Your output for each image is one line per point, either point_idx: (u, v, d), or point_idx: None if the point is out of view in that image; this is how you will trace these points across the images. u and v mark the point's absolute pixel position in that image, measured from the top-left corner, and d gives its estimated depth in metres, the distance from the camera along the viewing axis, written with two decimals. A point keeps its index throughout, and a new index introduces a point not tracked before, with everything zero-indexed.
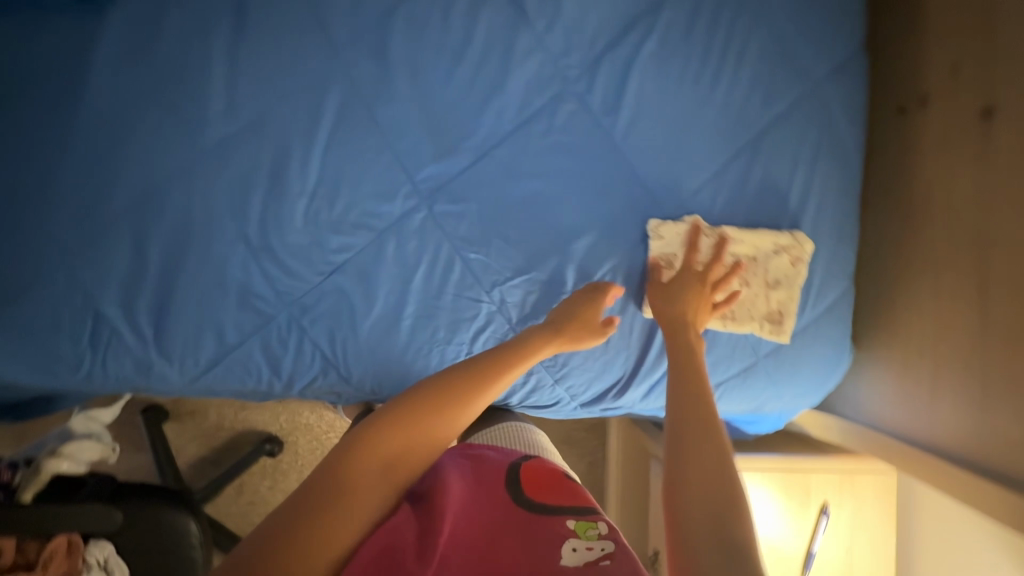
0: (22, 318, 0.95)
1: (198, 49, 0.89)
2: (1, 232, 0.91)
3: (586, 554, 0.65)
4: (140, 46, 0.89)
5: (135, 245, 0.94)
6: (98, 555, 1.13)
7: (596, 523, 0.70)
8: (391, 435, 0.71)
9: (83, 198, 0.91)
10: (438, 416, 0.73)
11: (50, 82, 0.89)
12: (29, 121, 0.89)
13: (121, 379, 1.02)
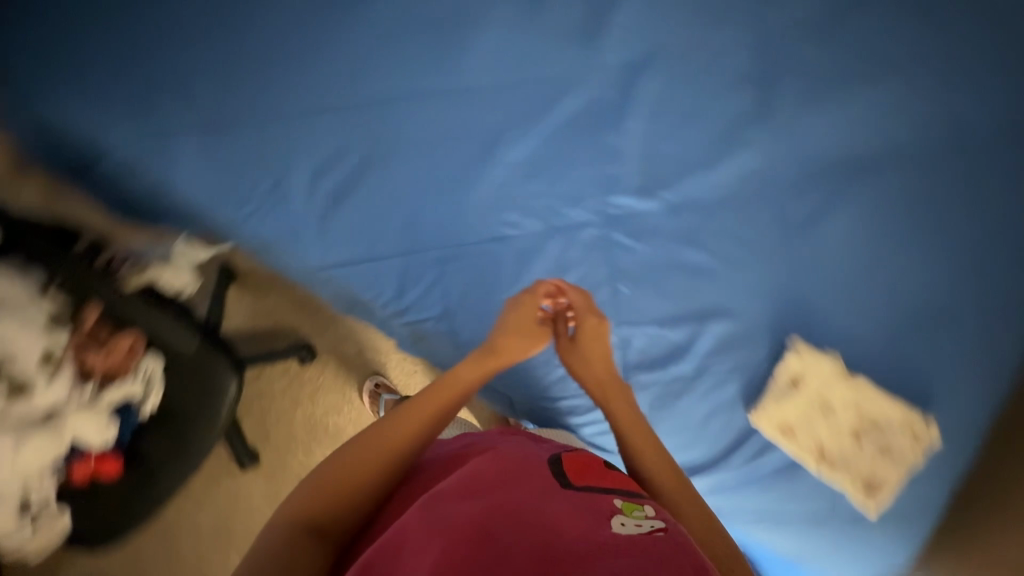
0: (234, 148, 1.08)
1: (490, 16, 1.03)
2: (265, 77, 1.07)
3: (635, 526, 0.63)
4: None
5: (352, 135, 1.05)
6: (149, 366, 1.18)
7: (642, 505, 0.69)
8: (341, 464, 0.72)
9: (338, 81, 1.05)
10: (391, 430, 0.76)
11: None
12: (338, 12, 1.07)
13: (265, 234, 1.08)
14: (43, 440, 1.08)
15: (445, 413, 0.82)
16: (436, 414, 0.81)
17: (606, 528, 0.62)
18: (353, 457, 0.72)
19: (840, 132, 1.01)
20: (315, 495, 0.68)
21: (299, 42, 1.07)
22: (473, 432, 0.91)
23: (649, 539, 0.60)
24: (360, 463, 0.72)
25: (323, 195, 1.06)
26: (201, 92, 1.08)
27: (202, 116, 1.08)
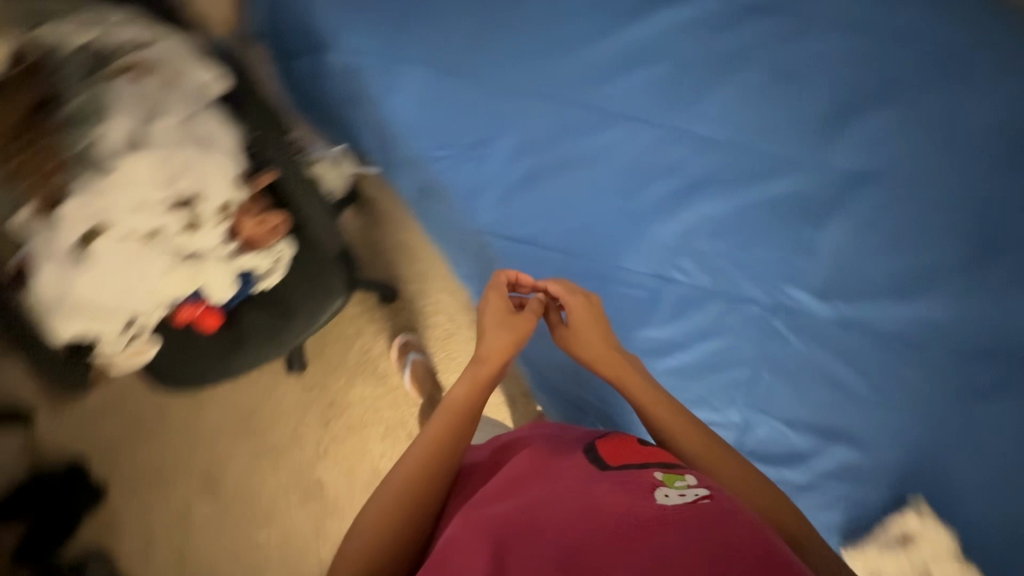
0: (450, 92, 1.14)
1: (734, 77, 1.07)
2: (509, 48, 1.12)
3: (677, 498, 0.73)
4: (704, 43, 1.08)
5: (565, 130, 1.09)
6: (280, 250, 1.21)
7: (684, 477, 0.78)
8: (371, 514, 0.81)
9: (573, 77, 1.10)
10: (405, 468, 0.85)
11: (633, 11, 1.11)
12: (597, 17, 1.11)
13: (449, 184, 1.15)
14: (186, 277, 1.08)
15: (457, 433, 0.90)
16: (445, 434, 0.89)
17: (646, 506, 0.72)
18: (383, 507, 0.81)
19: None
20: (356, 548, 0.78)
21: (553, 26, 1.12)
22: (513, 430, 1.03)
23: (691, 512, 0.70)
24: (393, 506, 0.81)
25: (514, 169, 1.10)
26: (441, 31, 1.15)
27: (435, 54, 1.15)
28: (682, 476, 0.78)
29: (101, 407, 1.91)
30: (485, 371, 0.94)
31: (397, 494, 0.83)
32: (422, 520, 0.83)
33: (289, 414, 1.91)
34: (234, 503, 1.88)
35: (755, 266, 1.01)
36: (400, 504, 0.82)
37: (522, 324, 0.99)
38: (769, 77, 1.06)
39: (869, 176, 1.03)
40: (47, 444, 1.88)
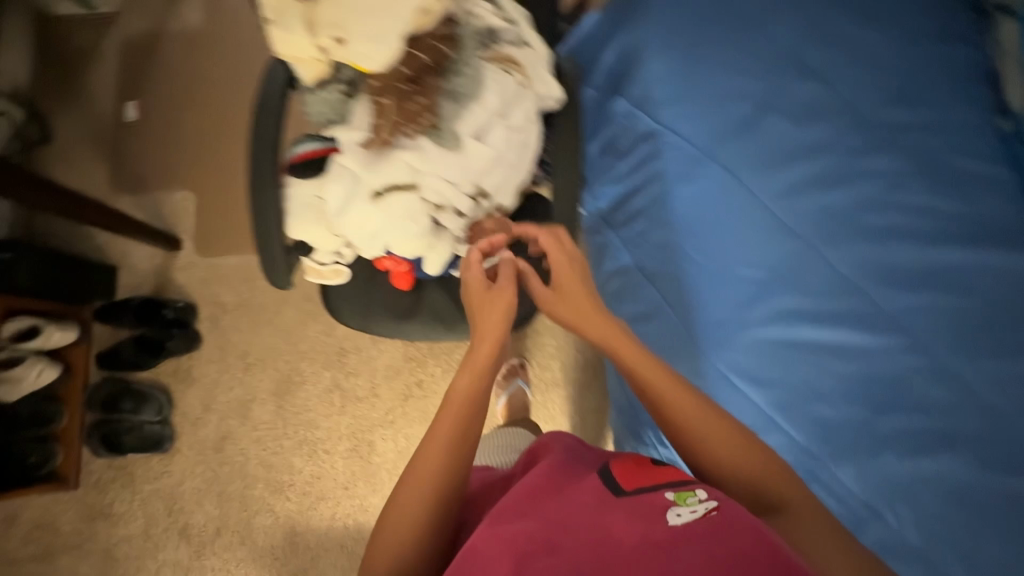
0: (741, 215, 1.11)
1: None
2: (823, 207, 1.08)
3: (691, 515, 0.68)
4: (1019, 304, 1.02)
5: (842, 313, 1.03)
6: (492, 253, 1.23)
7: (696, 490, 0.73)
8: (395, 525, 0.76)
9: (872, 267, 1.05)
10: (425, 475, 0.77)
11: (959, 235, 1.06)
12: (921, 224, 1.07)
13: (694, 296, 1.12)
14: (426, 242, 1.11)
15: (471, 426, 0.80)
16: (457, 438, 0.79)
17: (663, 528, 0.66)
18: (402, 518, 0.75)
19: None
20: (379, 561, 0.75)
21: (874, 211, 1.08)
22: (531, 442, 1.01)
23: (707, 529, 0.64)
24: (416, 515, 0.76)
25: (769, 323, 1.05)
26: (763, 155, 1.12)
27: (745, 174, 1.12)
28: (694, 492, 0.73)
29: (235, 274, 2.01)
30: (479, 357, 0.85)
31: (421, 502, 0.76)
32: (449, 517, 0.78)
33: (379, 372, 1.93)
34: (291, 420, 1.91)
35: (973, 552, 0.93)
36: (421, 509, 0.76)
37: (502, 301, 0.89)
38: None
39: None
40: (178, 281, 2.02)
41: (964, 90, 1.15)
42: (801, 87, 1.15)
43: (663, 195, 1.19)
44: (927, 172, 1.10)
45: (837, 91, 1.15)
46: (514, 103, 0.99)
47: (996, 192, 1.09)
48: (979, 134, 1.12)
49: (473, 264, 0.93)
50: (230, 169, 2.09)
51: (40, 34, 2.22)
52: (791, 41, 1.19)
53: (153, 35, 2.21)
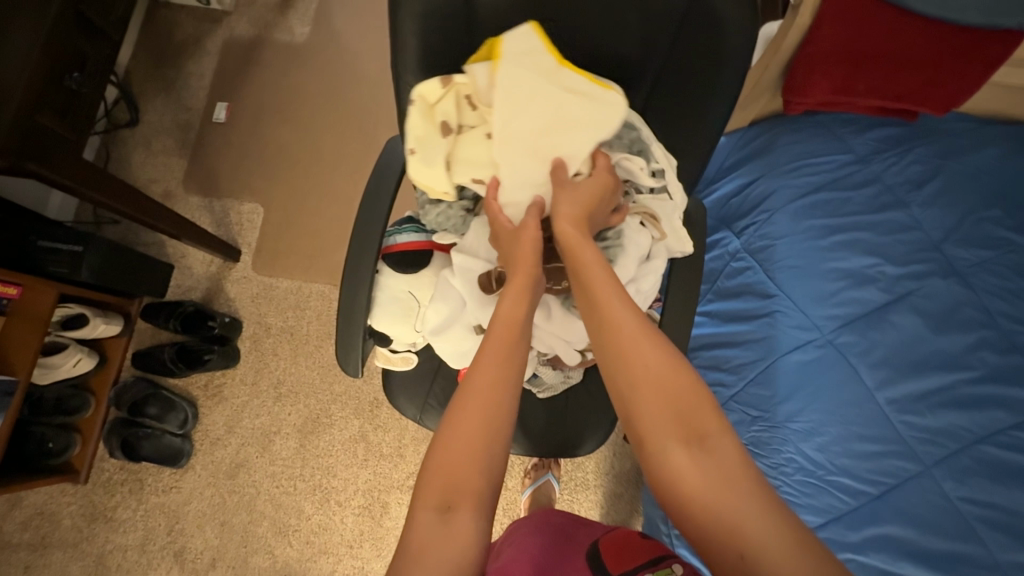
0: (855, 412, 1.03)
1: None
2: (947, 432, 1.00)
3: None
4: None
5: (953, 558, 0.94)
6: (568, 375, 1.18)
7: (672, 566, 0.83)
8: (445, 456, 0.76)
9: (996, 512, 0.95)
10: (473, 409, 0.77)
11: None
12: None
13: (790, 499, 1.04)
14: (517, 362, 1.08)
15: (512, 350, 0.82)
16: (505, 350, 0.82)
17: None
18: (451, 444, 0.76)
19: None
20: (428, 494, 0.74)
21: (1007, 444, 0.99)
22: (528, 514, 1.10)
23: None
24: (463, 443, 0.76)
25: (867, 548, 0.97)
26: (887, 353, 1.05)
27: (868, 371, 1.05)
28: (670, 567, 0.84)
29: (286, 298, 1.97)
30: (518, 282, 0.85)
31: (468, 431, 0.76)
32: (502, 457, 0.78)
33: (408, 432, 1.86)
34: (310, 462, 1.85)
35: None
36: (467, 434, 0.76)
37: (529, 242, 0.85)
38: None
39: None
40: (229, 293, 1.99)
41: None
42: (941, 284, 1.09)
43: (773, 369, 1.11)
44: None
45: (978, 297, 1.08)
46: (644, 262, 0.96)
47: None
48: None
49: (493, 213, 0.88)
50: (305, 190, 2.06)
51: (149, 19, 2.23)
52: (935, 229, 1.13)
53: (257, 40, 2.20)
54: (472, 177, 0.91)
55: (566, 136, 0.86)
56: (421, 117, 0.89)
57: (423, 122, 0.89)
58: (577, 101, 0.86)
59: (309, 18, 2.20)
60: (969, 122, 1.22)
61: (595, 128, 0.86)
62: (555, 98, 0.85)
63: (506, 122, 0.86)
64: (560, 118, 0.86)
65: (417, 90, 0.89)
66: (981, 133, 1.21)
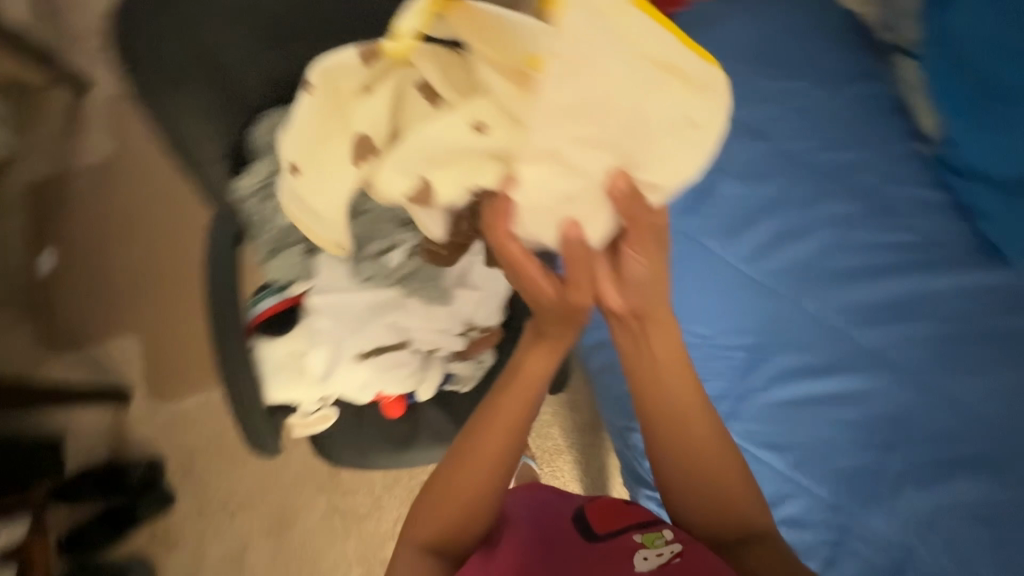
0: (724, 281, 1.16)
1: (994, 358, 1.09)
2: (791, 263, 1.15)
3: (655, 558, 0.85)
4: (966, 314, 1.13)
5: (830, 361, 1.10)
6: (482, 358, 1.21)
7: (661, 531, 0.90)
8: (453, 509, 0.83)
9: (845, 310, 1.13)
10: (480, 472, 0.83)
11: (907, 260, 1.16)
12: (875, 258, 1.16)
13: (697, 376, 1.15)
14: (417, 366, 1.12)
15: (527, 413, 0.86)
16: (520, 418, 0.85)
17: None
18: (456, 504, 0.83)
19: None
20: (426, 540, 0.83)
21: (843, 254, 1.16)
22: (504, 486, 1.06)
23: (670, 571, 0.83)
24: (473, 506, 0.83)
25: (766, 386, 1.11)
26: (727, 220, 1.19)
27: (712, 245, 1.18)
28: (659, 530, 0.91)
29: (200, 413, 1.86)
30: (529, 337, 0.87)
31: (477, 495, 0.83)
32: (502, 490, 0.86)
33: (376, 482, 1.82)
34: (293, 559, 1.77)
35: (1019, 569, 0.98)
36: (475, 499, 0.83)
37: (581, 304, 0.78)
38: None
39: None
40: (136, 435, 1.85)
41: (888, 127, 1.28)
42: (743, 145, 1.23)
43: None
44: (877, 208, 1.20)
45: (775, 142, 1.23)
46: None
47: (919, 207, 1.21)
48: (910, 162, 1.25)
49: (515, 255, 0.76)
50: (173, 300, 1.95)
51: None
52: None
53: (60, 174, 2.04)
54: (464, 183, 0.76)
55: (665, 145, 0.70)
56: (314, 115, 0.83)
57: (318, 109, 0.82)
58: (684, 97, 0.68)
59: (106, 132, 2.06)
60: (721, 3, 1.37)
61: (702, 136, 0.70)
62: (634, 82, 0.66)
63: (565, 118, 0.66)
64: (651, 116, 0.68)
65: (314, 68, 0.80)
66: (727, 7, 1.37)
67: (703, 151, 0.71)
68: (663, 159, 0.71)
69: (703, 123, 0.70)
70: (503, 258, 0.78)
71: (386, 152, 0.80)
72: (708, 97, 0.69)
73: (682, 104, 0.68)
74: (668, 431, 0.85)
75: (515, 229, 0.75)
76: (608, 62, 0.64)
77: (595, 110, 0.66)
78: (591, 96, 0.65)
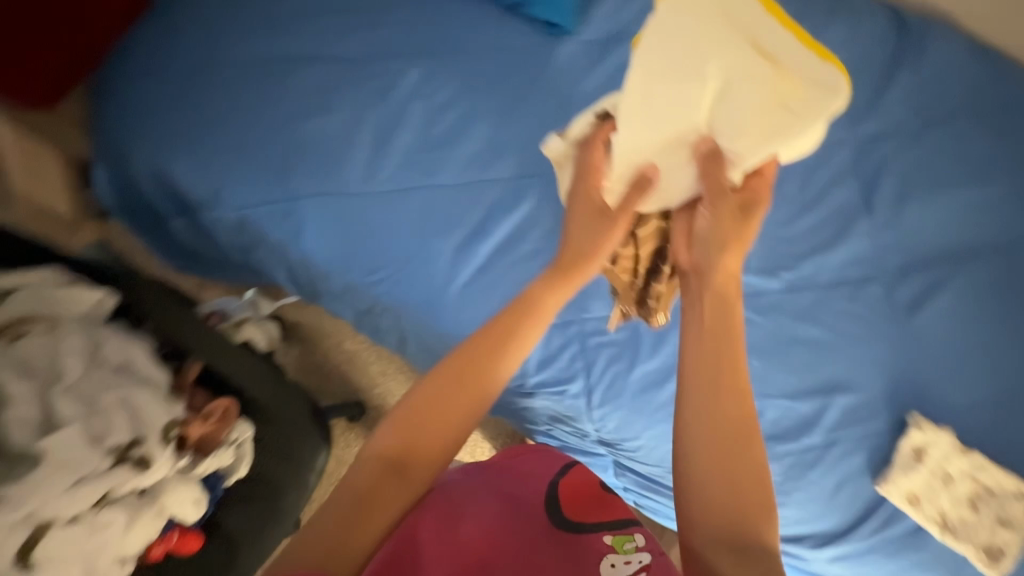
0: (363, 211, 1.09)
1: None
2: (400, 150, 1.10)
3: (623, 568, 0.73)
4: (565, 85, 1.15)
5: (488, 209, 1.10)
6: (238, 434, 1.10)
7: (633, 534, 0.79)
8: (418, 426, 0.72)
9: (473, 156, 1.11)
10: (455, 390, 0.73)
11: (493, 76, 1.15)
12: (467, 93, 1.14)
13: (396, 302, 1.09)
14: (125, 513, 0.90)
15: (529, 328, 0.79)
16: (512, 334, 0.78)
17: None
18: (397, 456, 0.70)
19: (954, 223, 1.08)
20: (383, 458, 0.70)
21: (441, 117, 1.13)
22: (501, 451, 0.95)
23: None
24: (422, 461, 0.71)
25: (458, 265, 1.08)
26: (322, 150, 1.10)
27: (326, 182, 1.10)
28: (631, 534, 0.80)
29: None
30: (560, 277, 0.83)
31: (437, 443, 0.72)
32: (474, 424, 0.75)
33: None
34: None
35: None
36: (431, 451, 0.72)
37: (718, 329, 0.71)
38: None
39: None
40: None
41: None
42: (293, 75, 1.14)
43: (296, 251, 1.12)
44: (444, 54, 1.15)
45: (318, 52, 1.15)
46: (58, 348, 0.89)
47: (471, 14, 1.18)
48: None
49: (594, 200, 0.87)
50: None
51: None
52: (249, 45, 1.15)
53: None
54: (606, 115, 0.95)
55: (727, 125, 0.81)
56: (575, 124, 0.98)
57: (580, 123, 0.98)
58: (776, 78, 0.79)
59: None
60: None
61: (807, 106, 0.79)
62: (714, 73, 0.79)
63: (644, 100, 0.81)
64: (750, 100, 0.80)
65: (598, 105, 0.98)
66: None
67: (808, 134, 0.80)
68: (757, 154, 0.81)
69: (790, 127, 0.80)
70: (577, 194, 0.89)
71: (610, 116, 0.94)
72: (820, 78, 0.78)
73: (788, 78, 0.79)
74: (697, 342, 0.71)
75: (608, 172, 0.89)
76: (692, 66, 0.79)
77: (682, 76, 0.80)
78: (659, 93, 0.81)
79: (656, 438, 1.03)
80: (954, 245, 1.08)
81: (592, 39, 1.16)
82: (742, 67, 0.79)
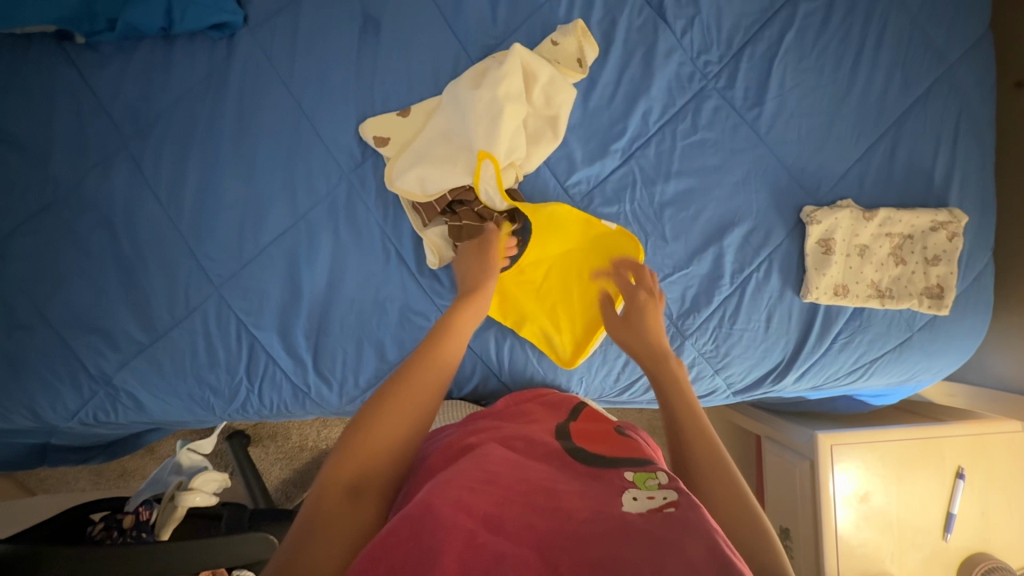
0: (176, 352, 0.96)
1: (334, 83, 0.94)
2: (165, 268, 0.94)
3: (648, 503, 0.55)
4: (278, 86, 0.94)
5: (290, 270, 0.96)
6: None
7: (655, 471, 0.61)
8: (401, 409, 0.65)
9: (237, 227, 0.95)
10: (430, 371, 0.69)
11: (197, 123, 0.94)
12: (185, 161, 0.94)
13: (276, 408, 1.01)
14: None
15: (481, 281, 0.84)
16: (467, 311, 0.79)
17: (616, 510, 0.53)
18: (370, 442, 0.62)
19: None
20: (367, 454, 0.61)
21: (178, 206, 0.94)
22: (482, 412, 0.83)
23: (656, 523, 0.51)
24: (421, 415, 0.66)
25: (305, 339, 0.97)
26: (86, 320, 0.94)
27: (117, 347, 0.95)
28: (653, 471, 0.61)
29: None
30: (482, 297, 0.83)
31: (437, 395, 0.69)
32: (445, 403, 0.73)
33: None
34: None
35: (534, 178, 0.94)
36: (434, 403, 0.68)
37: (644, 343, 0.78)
38: (358, 52, 0.94)
39: (534, 15, 0.93)
40: None
41: (23, 58, 0.92)
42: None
43: (155, 420, 1.02)
44: (136, 136, 0.94)
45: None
46: None
47: (124, 68, 0.93)
48: (84, 61, 0.93)
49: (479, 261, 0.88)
50: None
51: None
52: None
53: None
54: (438, 206, 0.92)
55: (520, 149, 0.90)
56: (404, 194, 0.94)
57: (413, 212, 0.94)
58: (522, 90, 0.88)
59: None
60: None
61: (550, 78, 0.89)
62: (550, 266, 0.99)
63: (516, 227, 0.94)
64: (517, 123, 0.89)
65: (404, 189, 0.92)
66: None
67: (569, 92, 0.90)
68: (542, 149, 0.91)
69: (544, 91, 0.89)
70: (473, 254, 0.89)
71: (434, 198, 0.92)
72: (539, 66, 0.88)
73: (518, 68, 0.87)
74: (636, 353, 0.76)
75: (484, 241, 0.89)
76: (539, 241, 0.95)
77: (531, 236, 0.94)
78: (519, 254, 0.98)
79: (583, 378, 0.99)
80: (766, 4, 0.92)
81: (271, 17, 0.94)
82: (497, 96, 0.87)
